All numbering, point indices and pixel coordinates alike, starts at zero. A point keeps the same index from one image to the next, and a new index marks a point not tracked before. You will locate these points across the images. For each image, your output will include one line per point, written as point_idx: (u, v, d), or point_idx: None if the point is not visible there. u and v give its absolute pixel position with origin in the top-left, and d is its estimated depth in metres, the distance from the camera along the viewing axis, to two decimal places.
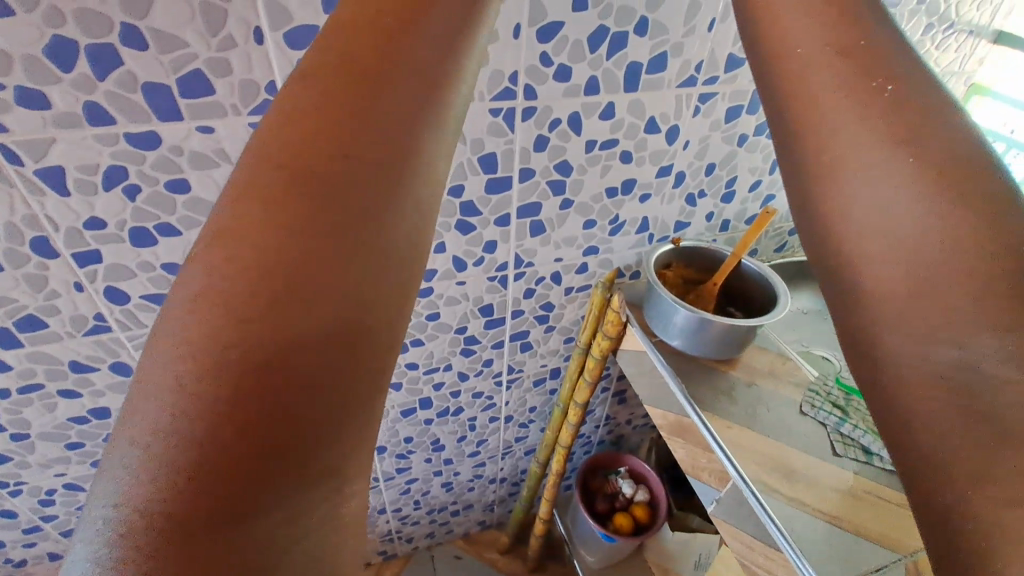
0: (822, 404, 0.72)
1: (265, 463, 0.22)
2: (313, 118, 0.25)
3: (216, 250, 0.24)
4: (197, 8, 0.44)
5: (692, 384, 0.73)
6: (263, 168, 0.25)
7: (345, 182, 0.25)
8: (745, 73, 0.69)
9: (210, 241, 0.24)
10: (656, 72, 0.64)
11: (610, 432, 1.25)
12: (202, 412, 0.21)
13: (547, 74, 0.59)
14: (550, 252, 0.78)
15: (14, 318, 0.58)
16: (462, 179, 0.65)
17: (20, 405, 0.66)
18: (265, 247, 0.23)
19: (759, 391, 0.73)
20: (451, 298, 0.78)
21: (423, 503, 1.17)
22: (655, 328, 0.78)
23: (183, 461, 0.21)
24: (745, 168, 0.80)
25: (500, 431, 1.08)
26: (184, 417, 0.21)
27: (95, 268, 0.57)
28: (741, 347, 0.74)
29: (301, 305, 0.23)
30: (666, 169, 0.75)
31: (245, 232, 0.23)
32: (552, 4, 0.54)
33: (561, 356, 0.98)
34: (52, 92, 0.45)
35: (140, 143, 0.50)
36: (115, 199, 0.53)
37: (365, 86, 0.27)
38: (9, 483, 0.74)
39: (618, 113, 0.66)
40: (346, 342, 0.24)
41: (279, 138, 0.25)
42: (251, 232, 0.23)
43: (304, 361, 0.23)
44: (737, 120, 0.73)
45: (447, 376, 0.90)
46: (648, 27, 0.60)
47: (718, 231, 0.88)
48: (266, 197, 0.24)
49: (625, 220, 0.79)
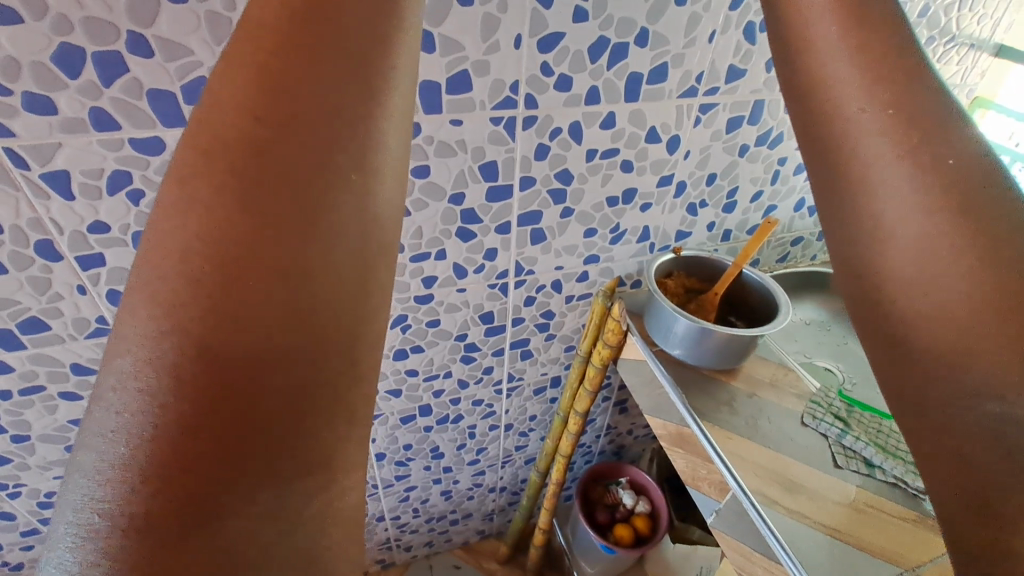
0: (824, 416, 0.71)
1: (246, 433, 0.22)
2: (269, 68, 0.24)
3: (178, 206, 0.22)
4: (202, 17, 0.45)
5: (693, 394, 0.73)
6: (222, 118, 0.23)
7: (315, 140, 0.24)
8: (746, 84, 0.69)
9: (172, 200, 0.23)
10: (656, 82, 0.64)
11: (611, 442, 1.24)
12: (176, 379, 0.21)
13: (547, 83, 0.60)
14: (551, 260, 0.78)
15: (17, 320, 0.58)
16: (463, 187, 0.65)
17: (20, 407, 0.66)
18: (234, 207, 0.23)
19: (760, 402, 0.73)
20: (452, 305, 0.78)
21: (422, 511, 1.17)
22: (655, 337, 0.77)
23: (160, 433, 0.20)
24: (747, 178, 0.80)
25: (500, 439, 1.07)
26: (156, 388, 0.21)
27: (98, 271, 0.57)
28: (742, 358, 0.74)
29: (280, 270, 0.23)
30: (667, 179, 0.75)
31: (211, 190, 0.23)
32: (553, 15, 0.55)
33: (562, 364, 0.97)
34: (58, 98, 0.46)
35: (145, 148, 0.50)
36: (119, 203, 0.53)
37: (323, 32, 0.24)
38: (9, 485, 0.75)
39: (619, 122, 0.66)
40: (324, 301, 0.24)
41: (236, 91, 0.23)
42: (221, 191, 0.23)
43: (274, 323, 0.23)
44: (738, 130, 0.74)
45: (447, 383, 0.90)
46: (648, 38, 0.60)
47: (719, 240, 0.88)
48: (233, 150, 0.23)
49: (626, 229, 0.79)
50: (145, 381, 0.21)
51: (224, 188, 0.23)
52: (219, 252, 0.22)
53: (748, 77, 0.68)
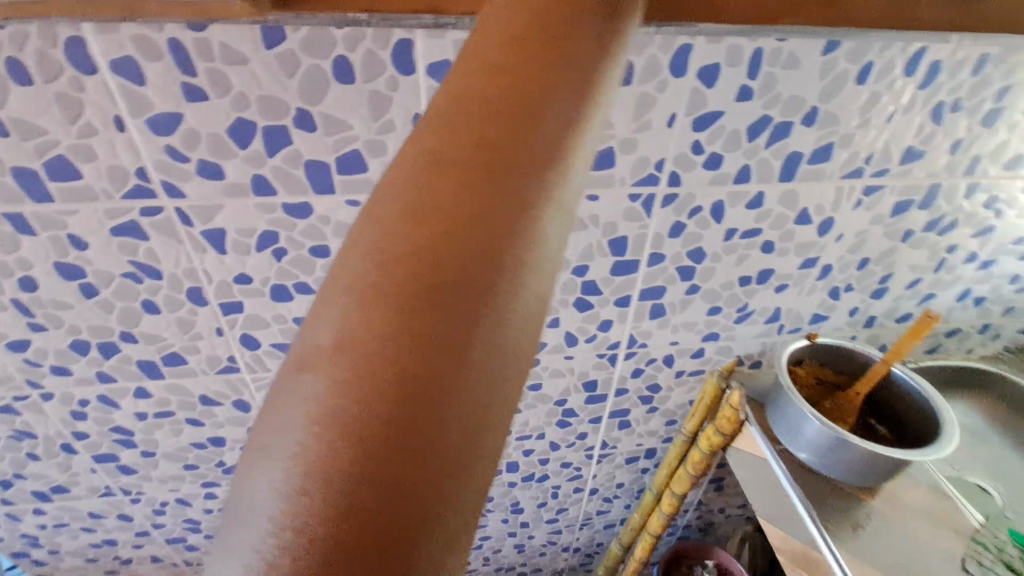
0: (990, 564, 0.60)
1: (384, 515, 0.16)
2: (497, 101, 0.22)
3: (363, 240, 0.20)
4: (366, 96, 0.46)
5: (822, 505, 0.64)
6: (436, 138, 0.21)
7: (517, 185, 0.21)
8: (923, 166, 0.60)
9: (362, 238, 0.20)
10: (817, 162, 0.58)
11: (698, 518, 1.13)
12: (327, 477, 0.16)
13: (695, 161, 0.55)
14: (667, 335, 0.73)
15: (163, 353, 0.62)
16: (588, 260, 0.62)
17: (153, 428, 0.71)
18: (422, 233, 0.19)
19: (905, 530, 0.63)
20: (556, 369, 0.75)
21: (492, 560, 1.14)
22: (778, 433, 0.69)
23: (316, 482, 0.16)
24: (904, 265, 0.71)
25: (582, 502, 1.02)
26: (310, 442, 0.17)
27: (236, 316, 0.60)
28: (887, 474, 0.64)
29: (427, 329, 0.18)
30: (811, 261, 0.67)
31: (398, 224, 0.20)
32: (715, 93, 0.50)
33: (659, 437, 0.91)
34: (227, 166, 0.48)
35: (294, 212, 0.52)
36: (264, 259, 0.55)
37: (547, 77, 0.23)
38: (132, 491, 0.80)
39: (768, 202, 0.60)
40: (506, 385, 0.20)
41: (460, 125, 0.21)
42: (422, 192, 0.20)
43: (442, 388, 0.18)
44: (904, 214, 0.65)
45: (538, 444, 0.87)
46: (817, 117, 0.54)
47: (864, 327, 0.78)
48: (446, 172, 0.20)
49: (755, 309, 0.72)
50: (308, 425, 0.17)
51: (423, 217, 0.20)
52: (403, 285, 0.19)
53: (927, 160, 0.60)
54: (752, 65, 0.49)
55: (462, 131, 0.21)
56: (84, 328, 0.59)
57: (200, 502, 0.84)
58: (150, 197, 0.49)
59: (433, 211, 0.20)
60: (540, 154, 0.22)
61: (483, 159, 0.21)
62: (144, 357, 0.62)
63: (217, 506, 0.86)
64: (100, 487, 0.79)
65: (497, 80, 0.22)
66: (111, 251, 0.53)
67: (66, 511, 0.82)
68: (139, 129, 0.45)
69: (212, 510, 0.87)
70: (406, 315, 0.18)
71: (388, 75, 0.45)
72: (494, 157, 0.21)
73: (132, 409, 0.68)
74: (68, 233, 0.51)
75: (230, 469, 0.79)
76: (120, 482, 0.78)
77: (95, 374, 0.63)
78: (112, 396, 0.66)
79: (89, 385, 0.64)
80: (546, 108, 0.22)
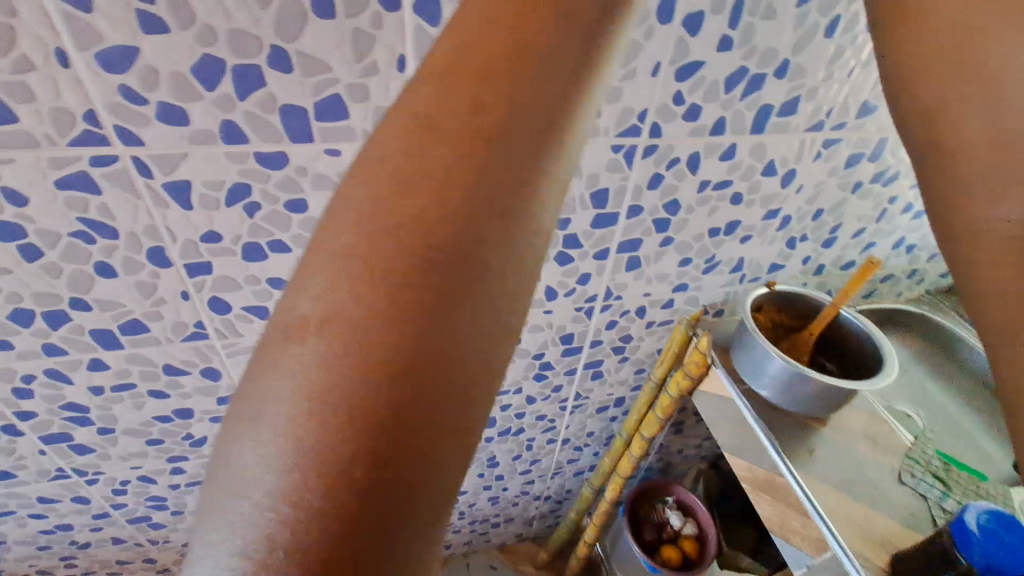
0: (924, 474, 0.69)
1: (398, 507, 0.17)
2: (363, 488, 0.16)
3: None
4: (347, 34, 0.43)
5: (785, 437, 0.71)
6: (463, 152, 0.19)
7: None
8: (876, 120, 0.65)
9: None
10: (785, 115, 0.61)
11: (660, 460, 1.24)
12: None
13: (676, 112, 0.56)
14: (641, 287, 0.76)
15: (120, 321, 0.58)
16: (571, 213, 0.62)
17: (111, 402, 0.66)
18: None
19: (854, 451, 0.70)
20: (536, 325, 0.76)
21: (466, 515, 1.17)
22: (743, 373, 0.74)
23: None
24: (853, 215, 0.77)
25: (555, 452, 1.06)
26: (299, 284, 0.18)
27: (203, 278, 0.56)
28: (837, 405, 0.70)
29: (464, 294, 0.19)
30: (774, 212, 0.72)
31: None
32: (698, 43, 0.51)
33: (629, 386, 0.95)
34: (193, 110, 0.44)
35: (268, 162, 0.49)
36: (235, 215, 0.52)
37: (533, 54, 0.21)
38: (89, 472, 0.75)
39: (739, 154, 0.63)
40: None
41: (329, 316, 0.17)
42: None
43: None
44: (856, 167, 0.70)
45: (516, 398, 0.89)
46: (788, 70, 0.57)
47: (814, 274, 0.84)
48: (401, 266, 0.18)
49: (722, 259, 0.76)
50: None
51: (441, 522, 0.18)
52: (381, 333, 0.17)
53: (878, 114, 0.65)
54: (734, 13, 0.50)
55: (288, 355, 0.17)
56: (26, 295, 0.53)
57: (166, 478, 0.81)
58: (101, 143, 0.44)
59: (327, 260, 0.18)
60: (515, 238, 0.20)
61: (399, 323, 0.17)
62: (98, 326, 0.58)
63: (184, 481, 0.83)
64: (51, 469, 0.73)
65: (343, 473, 0.16)
66: (57, 206, 0.47)
67: (14, 496, 0.76)
68: (90, 65, 0.40)
69: (179, 486, 0.83)
70: (407, 257, 0.18)
71: (371, 10, 0.42)
72: (425, 266, 0.18)
73: (86, 384, 0.63)
74: (4, 187, 0.45)
75: (198, 441, 0.76)
76: (75, 462, 0.73)
77: (41, 346, 0.58)
78: (62, 369, 0.61)
79: (35, 359, 0.59)
80: (539, 48, 0.22)
